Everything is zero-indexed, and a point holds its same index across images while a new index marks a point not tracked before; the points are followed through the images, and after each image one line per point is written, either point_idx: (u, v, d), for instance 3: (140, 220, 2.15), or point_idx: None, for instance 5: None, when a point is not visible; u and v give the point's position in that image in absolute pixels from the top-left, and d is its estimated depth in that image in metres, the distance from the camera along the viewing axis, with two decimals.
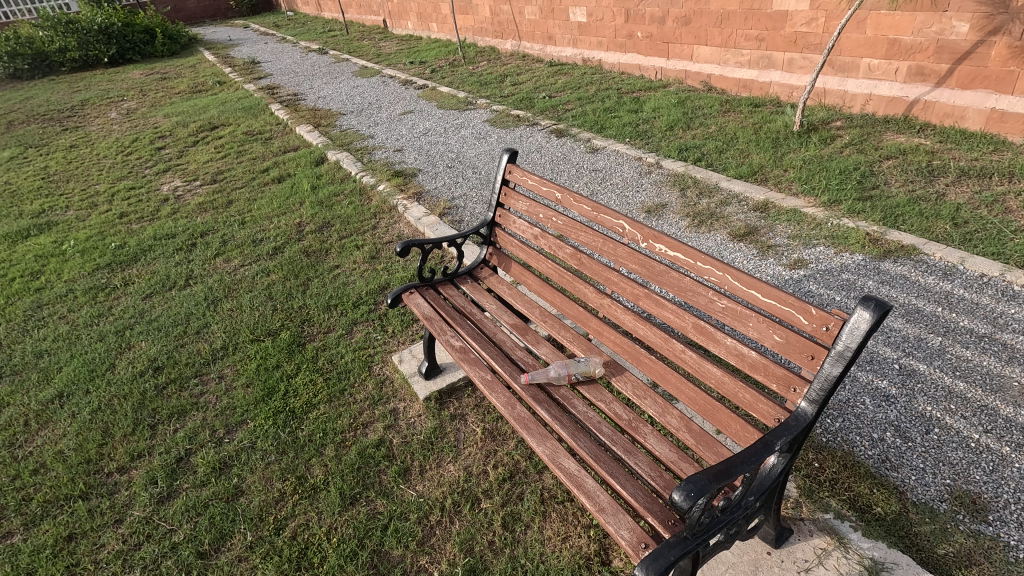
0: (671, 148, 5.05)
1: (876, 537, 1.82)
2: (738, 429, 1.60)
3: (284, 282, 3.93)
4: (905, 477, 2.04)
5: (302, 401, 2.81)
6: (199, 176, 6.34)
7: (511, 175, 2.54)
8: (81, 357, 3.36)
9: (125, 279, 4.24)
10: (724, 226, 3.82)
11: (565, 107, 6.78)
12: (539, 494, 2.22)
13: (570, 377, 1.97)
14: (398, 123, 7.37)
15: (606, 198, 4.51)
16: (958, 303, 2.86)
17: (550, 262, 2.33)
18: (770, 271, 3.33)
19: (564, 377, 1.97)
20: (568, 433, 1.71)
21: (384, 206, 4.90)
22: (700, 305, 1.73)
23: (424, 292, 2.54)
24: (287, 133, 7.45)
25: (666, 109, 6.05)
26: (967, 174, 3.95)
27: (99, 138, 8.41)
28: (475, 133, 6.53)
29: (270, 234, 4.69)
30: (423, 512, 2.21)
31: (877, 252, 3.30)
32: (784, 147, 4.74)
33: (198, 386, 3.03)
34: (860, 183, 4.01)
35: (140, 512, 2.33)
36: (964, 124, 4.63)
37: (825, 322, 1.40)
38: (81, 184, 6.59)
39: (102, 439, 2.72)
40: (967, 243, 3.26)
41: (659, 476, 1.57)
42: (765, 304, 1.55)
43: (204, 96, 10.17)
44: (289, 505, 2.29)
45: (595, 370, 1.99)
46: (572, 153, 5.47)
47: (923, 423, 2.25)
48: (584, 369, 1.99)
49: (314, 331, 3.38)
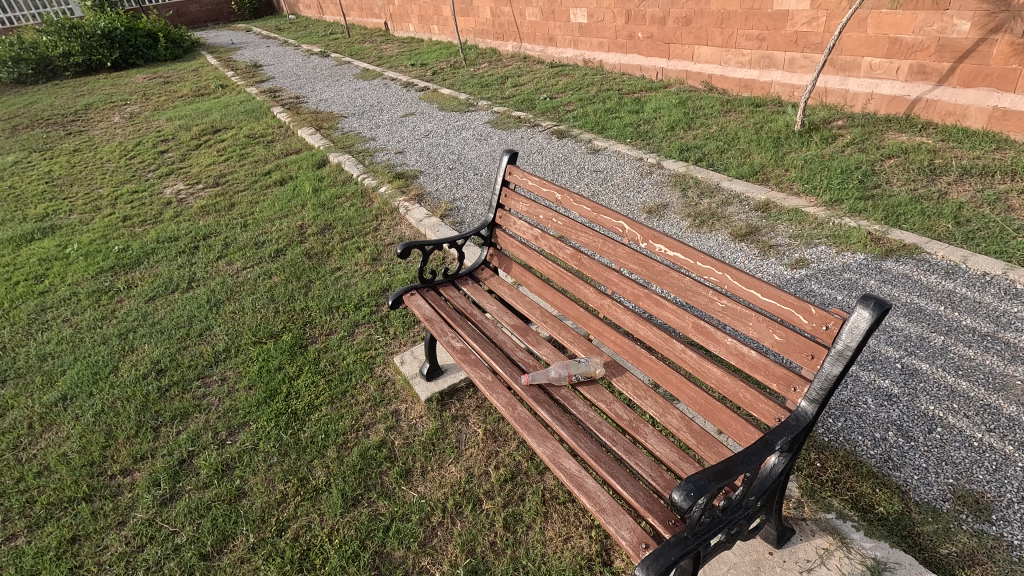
0: (672, 149, 5.05)
1: (878, 536, 1.81)
2: (739, 428, 1.60)
3: (286, 284, 3.95)
4: (908, 477, 2.03)
5: (304, 403, 2.83)
6: (202, 179, 6.37)
7: (512, 176, 2.54)
8: (85, 359, 3.37)
9: (128, 282, 4.26)
10: (725, 226, 3.81)
11: (567, 108, 6.78)
12: (541, 494, 2.22)
13: (573, 377, 1.97)
14: (399, 124, 7.41)
15: (607, 198, 4.51)
16: (961, 302, 2.85)
17: (550, 263, 2.33)
18: (772, 270, 3.32)
19: (567, 377, 1.96)
20: (569, 433, 1.71)
21: (385, 208, 4.92)
22: (700, 305, 1.72)
23: (425, 293, 2.54)
24: (288, 135, 7.48)
25: (667, 109, 6.05)
26: (969, 173, 3.94)
27: (103, 142, 8.46)
28: (476, 134, 6.56)
29: (273, 236, 4.71)
30: (424, 513, 2.21)
31: (879, 251, 3.29)
32: (786, 147, 4.74)
33: (200, 389, 3.04)
34: (862, 182, 4.00)
35: (144, 514, 2.34)
36: (967, 123, 4.62)
37: (825, 321, 1.40)
38: (84, 188, 6.62)
39: (106, 441, 2.73)
40: (969, 242, 3.24)
41: (659, 476, 1.57)
42: (765, 303, 1.54)
43: (206, 100, 10.22)
44: (292, 506, 2.30)
45: (596, 370, 1.98)
46: (574, 154, 5.48)
47: (925, 423, 2.24)
48: (585, 368, 1.98)
49: (316, 333, 3.40)
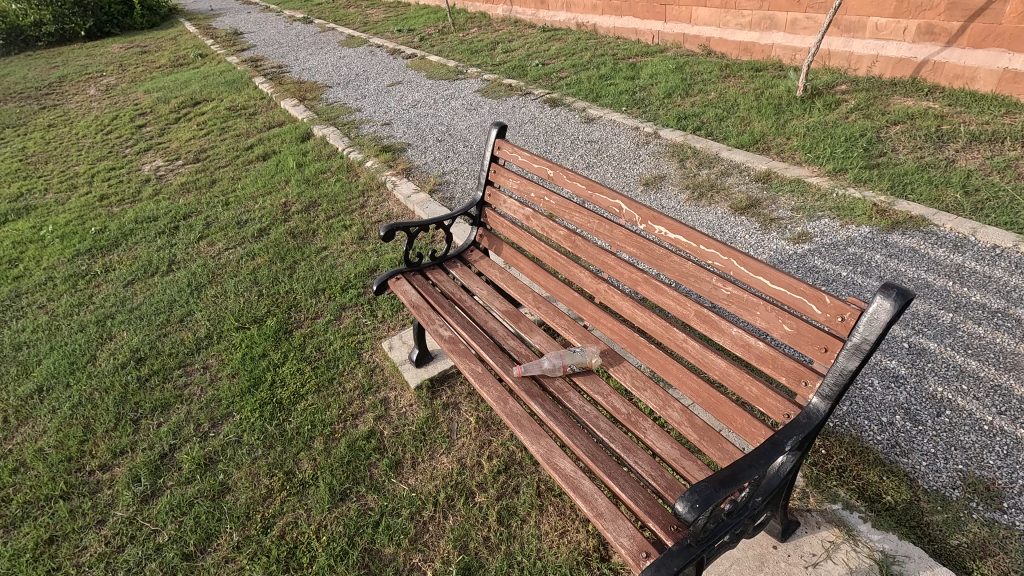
0: (669, 117, 4.85)
1: (886, 528, 1.74)
2: (744, 423, 1.51)
3: (270, 266, 3.81)
4: (916, 464, 1.96)
5: (290, 392, 2.73)
6: (182, 155, 6.12)
7: (500, 151, 2.37)
8: (61, 348, 3.24)
9: (106, 265, 4.10)
10: (724, 199, 3.67)
11: (559, 75, 6.52)
12: (535, 486, 2.14)
13: (564, 368, 1.85)
14: (386, 94, 7.13)
15: (603, 171, 4.34)
16: (970, 277, 2.74)
17: (543, 245, 2.19)
18: (773, 245, 3.19)
19: (560, 370, 1.85)
20: (563, 430, 1.61)
21: (372, 183, 4.73)
22: (702, 291, 1.60)
23: (411, 277, 2.40)
24: (271, 107, 7.20)
25: (663, 75, 5.82)
26: (978, 139, 3.78)
27: (78, 117, 8.14)
28: (466, 104, 6.31)
29: (256, 215, 4.54)
30: (415, 508, 2.13)
31: (885, 223, 3.16)
32: (787, 114, 4.56)
33: (181, 378, 2.93)
34: (867, 150, 3.85)
35: (123, 513, 2.25)
36: (975, 86, 4.43)
37: (841, 312, 1.29)
38: (59, 165, 6.37)
39: (83, 435, 2.63)
40: (978, 213, 3.12)
41: (660, 475, 1.48)
42: (774, 291, 1.42)
43: (185, 70, 9.83)
44: (277, 502, 2.21)
45: (592, 360, 1.86)
46: (567, 124, 5.26)
47: (934, 406, 2.16)
48: (575, 356, 1.88)
49: (301, 317, 3.29)
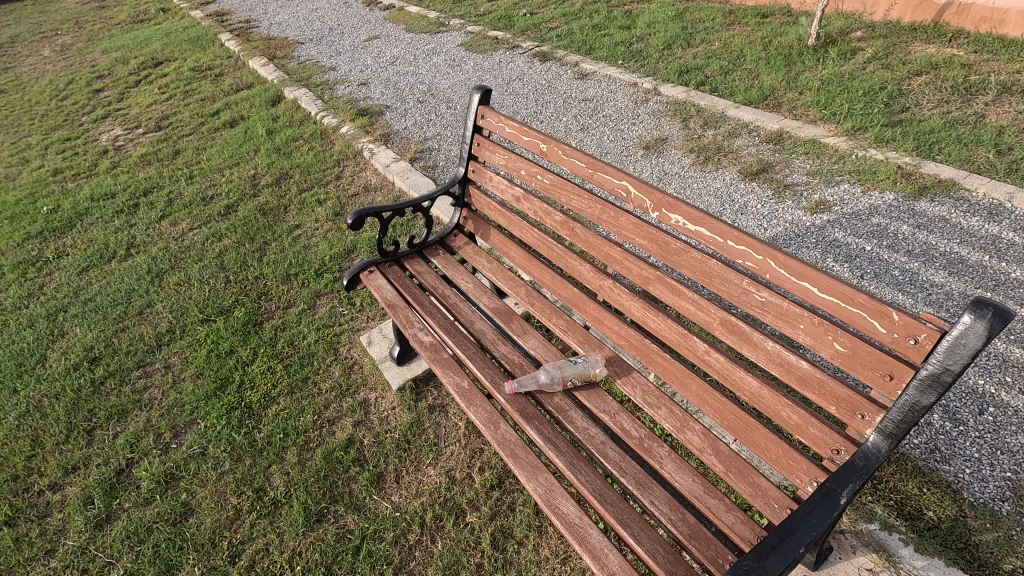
0: (670, 71, 4.45)
1: (931, 553, 1.54)
2: (782, 456, 1.27)
3: (237, 248, 3.48)
4: (959, 472, 1.75)
5: (260, 395, 2.47)
6: (142, 122, 5.64)
7: (485, 121, 2.03)
8: (8, 348, 2.95)
9: (59, 250, 3.75)
10: (733, 163, 3.35)
11: (549, 25, 6.02)
12: (533, 503, 1.93)
13: (563, 381, 1.58)
14: (363, 50, 6.60)
15: (598, 133, 3.98)
16: (1008, 250, 2.47)
17: (536, 231, 1.89)
18: (789, 215, 2.89)
19: (559, 384, 1.58)
20: (565, 463, 1.37)
21: (348, 151, 4.34)
22: (729, 296, 1.32)
23: (386, 269, 2.10)
24: (239, 67, 6.66)
25: (662, 24, 5.35)
26: (1009, 91, 3.45)
27: (31, 81, 7.54)
28: (449, 60, 5.83)
29: (222, 189, 4.16)
30: (399, 530, 1.91)
31: (911, 189, 2.86)
32: (798, 65, 4.17)
33: (140, 380, 2.65)
34: (887, 105, 3.51)
35: (74, 541, 2.02)
36: (1003, 30, 4.05)
37: (914, 333, 1.01)
38: (11, 136, 5.89)
39: (31, 450, 2.37)
40: (1014, 176, 2.83)
41: (681, 520, 1.24)
42: (823, 302, 1.15)
43: (146, 27, 9.12)
44: (246, 526, 1.99)
45: (595, 372, 1.60)
46: (559, 81, 4.84)
47: (975, 402, 1.94)
48: (575, 365, 1.61)
49: (272, 307, 2.99)
